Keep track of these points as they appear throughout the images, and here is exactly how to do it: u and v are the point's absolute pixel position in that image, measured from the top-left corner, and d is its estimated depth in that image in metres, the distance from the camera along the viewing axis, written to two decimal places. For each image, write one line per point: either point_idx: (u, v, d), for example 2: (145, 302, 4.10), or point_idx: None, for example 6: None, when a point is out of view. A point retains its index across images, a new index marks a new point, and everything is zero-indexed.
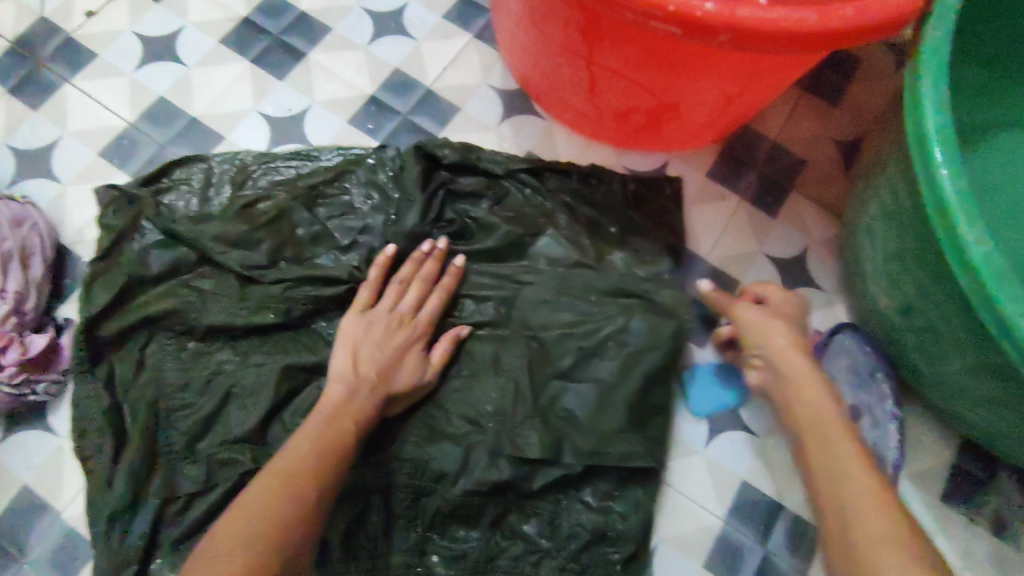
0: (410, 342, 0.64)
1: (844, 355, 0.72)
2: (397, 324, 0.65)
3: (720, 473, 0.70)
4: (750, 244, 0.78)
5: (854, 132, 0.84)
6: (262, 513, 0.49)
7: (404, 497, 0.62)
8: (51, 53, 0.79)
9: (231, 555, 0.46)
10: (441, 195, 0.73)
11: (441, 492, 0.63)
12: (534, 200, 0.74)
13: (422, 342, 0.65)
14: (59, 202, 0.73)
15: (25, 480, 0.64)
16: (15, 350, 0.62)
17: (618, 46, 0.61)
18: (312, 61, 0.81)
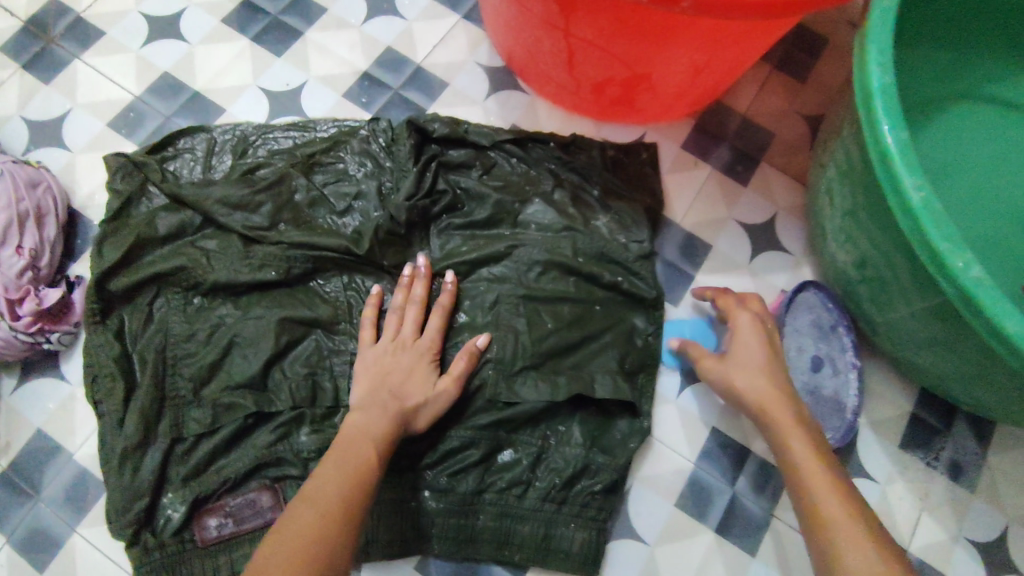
0: (418, 361, 0.67)
1: (808, 311, 0.76)
2: (398, 348, 0.68)
3: (691, 420, 0.75)
4: (722, 210, 0.83)
5: (820, 107, 0.89)
6: (318, 514, 0.53)
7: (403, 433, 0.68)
8: (61, 31, 0.83)
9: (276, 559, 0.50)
10: (433, 166, 0.78)
11: (443, 435, 0.68)
12: (521, 168, 0.81)
13: (431, 358, 0.68)
14: (70, 169, 0.77)
15: (40, 424, 0.68)
16: (31, 302, 0.66)
17: (591, 17, 0.66)
18: (309, 40, 0.86)
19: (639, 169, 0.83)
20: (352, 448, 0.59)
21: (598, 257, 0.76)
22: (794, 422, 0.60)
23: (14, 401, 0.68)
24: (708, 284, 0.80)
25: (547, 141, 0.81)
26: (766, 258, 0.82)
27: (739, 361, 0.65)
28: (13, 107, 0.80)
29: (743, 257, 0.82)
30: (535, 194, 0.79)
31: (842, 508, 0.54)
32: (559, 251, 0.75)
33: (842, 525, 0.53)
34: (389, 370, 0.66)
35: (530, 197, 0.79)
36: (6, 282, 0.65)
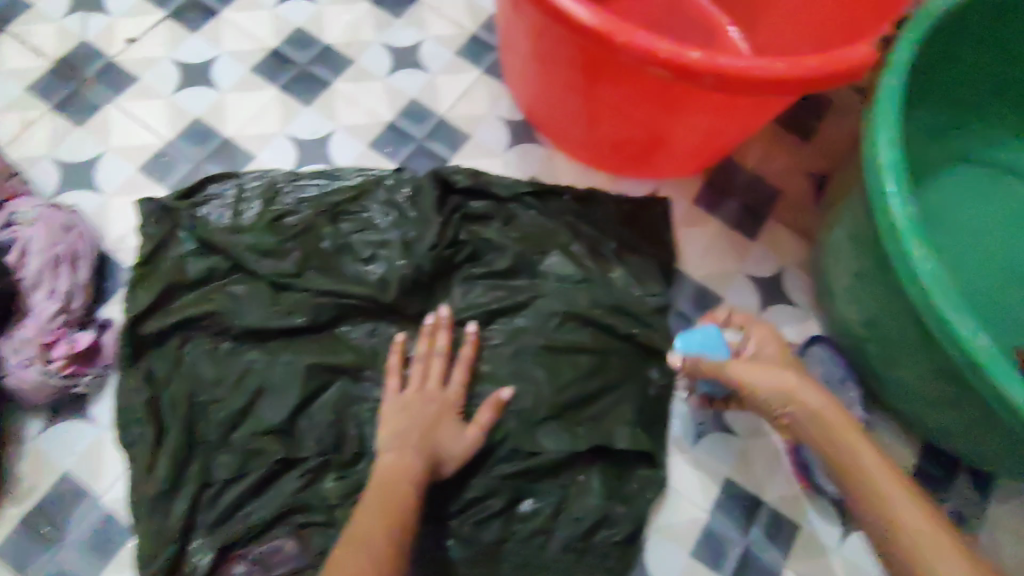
0: (444, 411, 0.69)
1: (818, 365, 0.80)
2: (426, 399, 0.69)
3: (705, 468, 0.77)
4: (732, 264, 0.87)
5: (825, 165, 0.93)
6: (373, 550, 0.56)
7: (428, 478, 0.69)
8: (94, 75, 0.85)
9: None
10: (456, 217, 0.80)
11: (466, 483, 0.70)
12: (541, 221, 0.82)
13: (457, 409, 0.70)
14: (102, 212, 0.79)
15: (66, 467, 0.68)
16: (65, 346, 0.67)
17: (615, 86, 0.69)
18: (336, 90, 0.88)
19: (652, 222, 0.85)
20: (390, 486, 0.61)
21: (615, 309, 0.78)
22: (850, 429, 0.62)
23: (41, 444, 0.69)
24: None
25: (563, 194, 0.83)
26: (775, 311, 0.85)
27: (771, 382, 0.66)
28: (45, 148, 0.81)
29: (753, 310, 0.85)
30: (554, 245, 0.81)
31: (915, 512, 0.57)
32: (577, 303, 0.77)
33: (923, 530, 0.55)
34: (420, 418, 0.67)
35: (549, 249, 0.81)
36: (39, 327, 0.66)
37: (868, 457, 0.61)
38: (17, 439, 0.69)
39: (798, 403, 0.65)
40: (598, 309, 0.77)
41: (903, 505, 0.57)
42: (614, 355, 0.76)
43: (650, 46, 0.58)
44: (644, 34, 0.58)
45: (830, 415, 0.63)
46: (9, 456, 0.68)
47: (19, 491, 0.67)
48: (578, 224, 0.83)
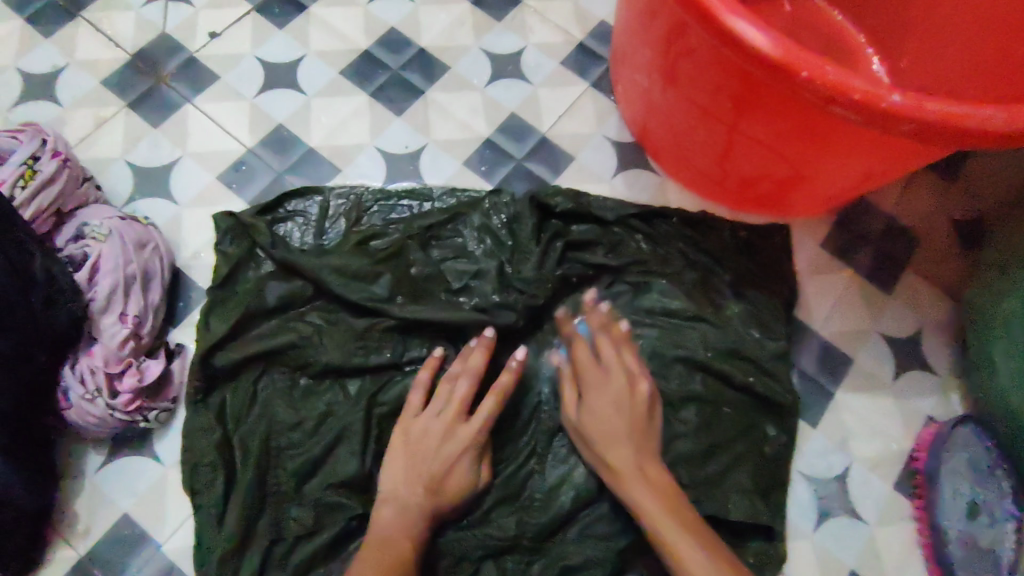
0: (466, 450, 0.60)
1: (963, 448, 0.68)
2: (424, 432, 0.61)
3: (831, 561, 0.67)
4: (865, 320, 0.76)
5: (971, 211, 0.81)
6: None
7: (533, 536, 0.62)
8: (172, 71, 0.79)
9: None
10: (559, 245, 0.71)
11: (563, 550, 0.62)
12: (648, 249, 0.73)
13: (473, 452, 0.61)
14: (176, 224, 0.72)
15: (126, 508, 0.62)
16: (132, 377, 0.61)
17: (770, 118, 0.60)
18: (430, 99, 0.80)
19: (775, 253, 0.74)
20: (387, 543, 0.56)
21: (730, 355, 0.69)
22: (648, 487, 0.58)
23: (101, 480, 0.63)
24: (847, 403, 0.73)
25: (672, 216, 0.74)
26: (910, 379, 0.74)
27: (599, 417, 0.61)
28: (118, 150, 0.75)
29: (887, 376, 0.74)
30: (665, 274, 0.72)
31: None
32: (686, 345, 0.69)
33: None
34: (450, 476, 0.60)
35: (652, 281, 0.72)
36: (107, 354, 0.60)
37: (672, 527, 0.55)
38: (76, 474, 0.63)
39: (604, 454, 0.60)
40: (710, 354, 0.69)
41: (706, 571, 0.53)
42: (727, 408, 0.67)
43: (841, 83, 0.49)
44: (835, 68, 0.50)
45: (619, 456, 0.59)
46: (67, 492, 0.63)
47: (75, 531, 0.62)
48: (690, 251, 0.73)
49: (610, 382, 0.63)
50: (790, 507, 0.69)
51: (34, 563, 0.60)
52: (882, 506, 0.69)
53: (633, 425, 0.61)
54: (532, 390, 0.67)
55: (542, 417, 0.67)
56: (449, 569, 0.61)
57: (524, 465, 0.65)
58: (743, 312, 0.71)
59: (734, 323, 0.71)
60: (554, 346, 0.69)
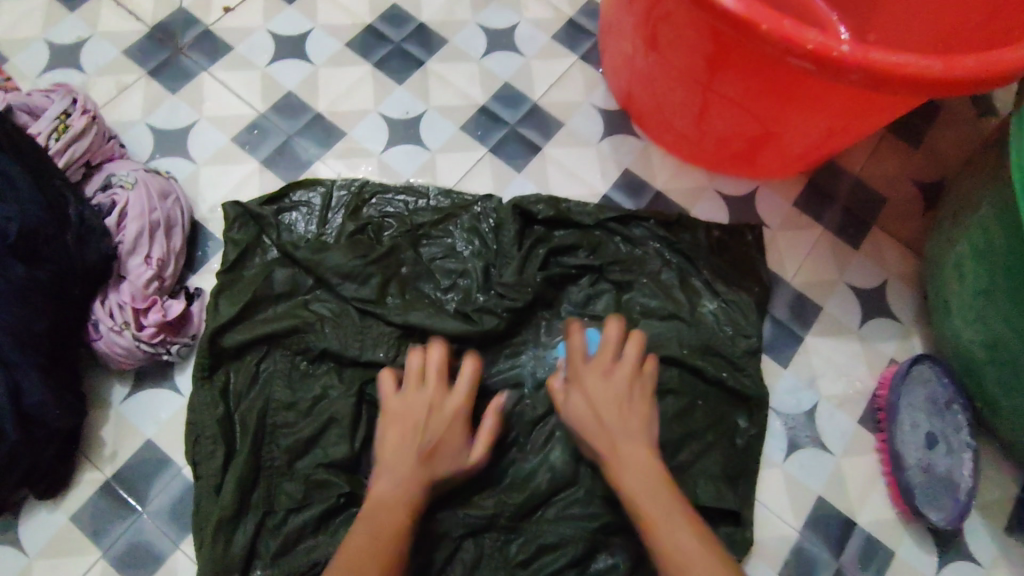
0: (447, 421, 0.61)
1: (923, 384, 0.75)
2: (410, 400, 0.62)
3: (799, 487, 0.73)
4: (833, 273, 0.82)
5: (933, 174, 0.87)
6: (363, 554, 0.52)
7: (510, 516, 0.66)
8: (189, 42, 0.85)
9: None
10: (539, 251, 0.76)
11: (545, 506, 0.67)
12: (624, 249, 0.77)
13: (462, 419, 0.62)
14: (194, 180, 0.78)
15: (149, 435, 0.68)
16: (157, 313, 0.66)
17: (739, 76, 0.66)
18: (430, 69, 0.86)
19: (742, 250, 0.80)
20: (383, 504, 0.56)
21: (703, 350, 0.73)
22: (635, 473, 0.57)
23: (126, 410, 0.68)
24: (816, 347, 0.78)
25: (647, 219, 0.78)
26: (875, 325, 0.80)
27: (589, 394, 0.62)
28: (139, 113, 0.81)
29: (853, 323, 0.80)
30: (641, 275, 0.77)
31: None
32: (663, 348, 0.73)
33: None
34: (440, 447, 0.60)
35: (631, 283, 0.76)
36: (133, 291, 0.66)
37: (653, 502, 0.55)
38: (102, 404, 0.68)
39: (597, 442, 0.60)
40: (684, 350, 0.73)
41: (684, 546, 0.52)
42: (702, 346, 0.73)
43: (796, 35, 0.55)
44: (791, 23, 0.56)
45: (605, 446, 0.59)
46: (94, 420, 0.68)
47: (102, 455, 0.67)
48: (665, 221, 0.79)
49: (596, 376, 0.62)
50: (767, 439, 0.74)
51: (64, 483, 0.65)
52: (847, 439, 0.75)
53: (622, 412, 0.60)
54: (513, 385, 0.71)
55: (524, 409, 0.71)
56: (433, 546, 0.64)
57: (506, 453, 0.69)
58: (712, 305, 0.76)
59: (703, 292, 0.77)
60: (538, 351, 0.73)
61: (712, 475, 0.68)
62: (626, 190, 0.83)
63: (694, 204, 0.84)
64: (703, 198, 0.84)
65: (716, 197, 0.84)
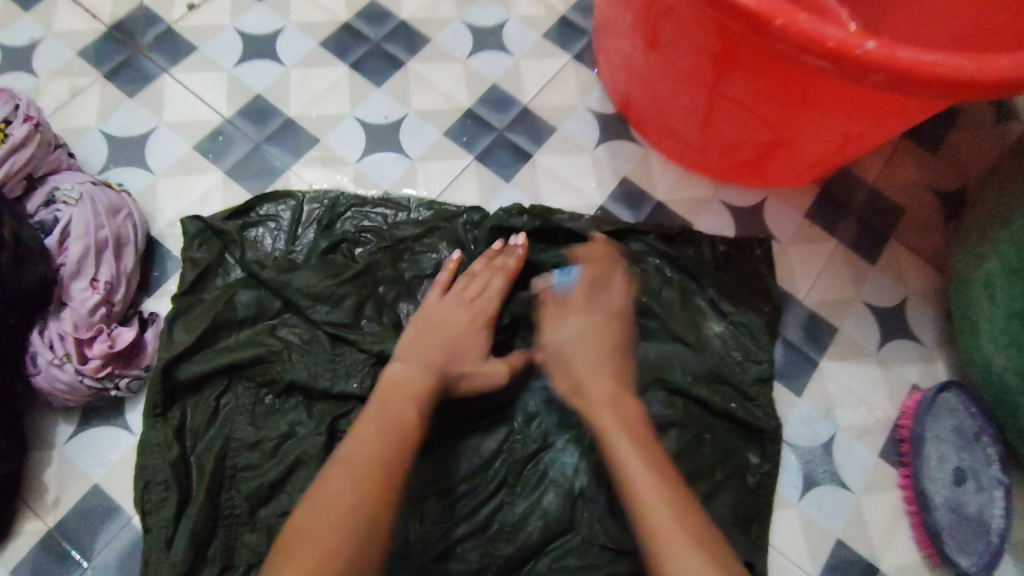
0: (474, 320, 0.64)
1: (949, 415, 0.68)
2: (456, 300, 0.65)
3: (815, 529, 0.67)
4: (849, 290, 0.76)
5: (953, 182, 0.81)
6: (368, 449, 0.51)
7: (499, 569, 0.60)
8: (150, 41, 0.78)
9: (335, 487, 0.49)
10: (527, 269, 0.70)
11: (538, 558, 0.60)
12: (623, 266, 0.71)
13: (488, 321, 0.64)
14: (152, 193, 0.71)
15: (97, 479, 0.61)
16: (103, 342, 0.60)
17: (748, 77, 0.60)
18: (411, 70, 0.80)
19: (751, 266, 0.73)
20: (393, 404, 0.55)
21: (711, 379, 0.67)
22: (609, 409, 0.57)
23: (71, 450, 0.62)
24: (831, 372, 0.72)
25: (648, 232, 0.72)
26: (895, 348, 0.74)
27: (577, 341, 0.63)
28: (93, 120, 0.74)
29: (871, 345, 0.74)
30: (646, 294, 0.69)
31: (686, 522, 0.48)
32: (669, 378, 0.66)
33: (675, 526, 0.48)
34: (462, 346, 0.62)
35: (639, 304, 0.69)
36: (76, 319, 0.59)
37: (632, 455, 0.52)
38: (46, 444, 0.62)
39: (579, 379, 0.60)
40: (690, 379, 0.66)
41: (645, 476, 0.51)
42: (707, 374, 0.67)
43: (814, 32, 0.49)
44: (809, 17, 0.49)
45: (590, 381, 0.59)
46: (36, 462, 0.61)
47: (44, 503, 0.60)
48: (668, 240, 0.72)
49: (580, 320, 0.64)
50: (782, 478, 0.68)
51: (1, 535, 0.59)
52: (867, 475, 0.69)
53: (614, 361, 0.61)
54: (501, 420, 0.65)
55: (513, 446, 0.64)
56: None
57: (495, 495, 0.62)
58: (719, 327, 0.69)
59: (709, 315, 0.70)
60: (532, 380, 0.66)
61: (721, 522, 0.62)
62: (624, 201, 0.77)
63: (697, 216, 0.77)
64: (707, 210, 0.77)
65: (721, 208, 0.78)
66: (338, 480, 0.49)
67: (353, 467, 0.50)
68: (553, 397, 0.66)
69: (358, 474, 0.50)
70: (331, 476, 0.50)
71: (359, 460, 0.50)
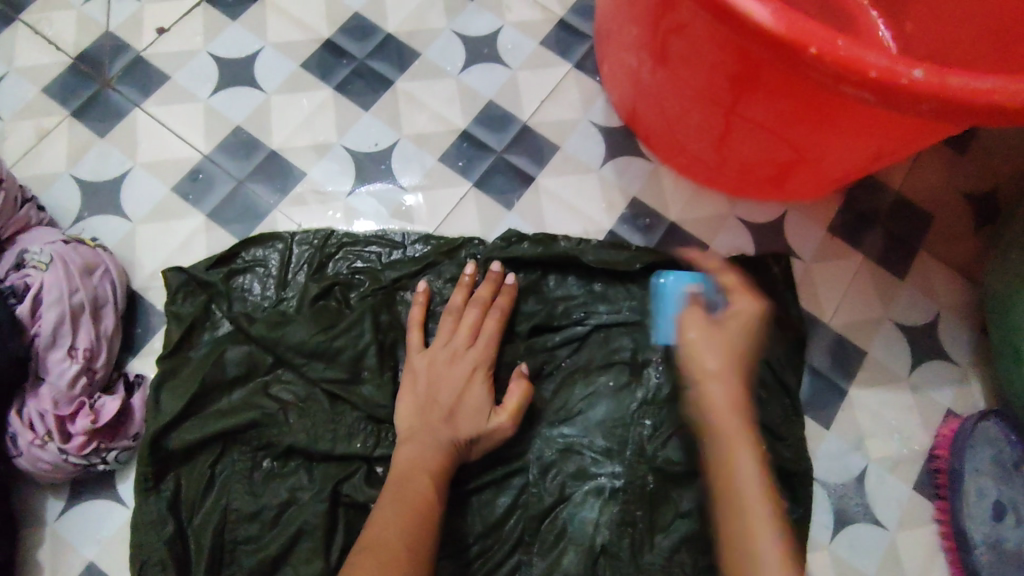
0: (473, 369, 0.60)
1: (988, 446, 0.65)
2: (449, 359, 0.60)
3: (849, 571, 0.63)
4: (877, 309, 0.71)
5: (984, 184, 0.75)
6: (400, 522, 0.50)
7: None
8: (119, 73, 0.72)
9: (372, 560, 0.48)
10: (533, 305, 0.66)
11: None
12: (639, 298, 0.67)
13: (483, 370, 0.60)
14: (131, 242, 0.67)
15: (91, 556, 0.58)
16: (85, 418, 0.56)
17: (771, 99, 0.54)
18: (400, 90, 0.74)
19: (770, 286, 0.68)
20: (406, 481, 0.54)
21: None
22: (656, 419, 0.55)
23: (62, 527, 0.59)
24: (860, 401, 0.68)
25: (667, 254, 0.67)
26: (927, 370, 0.70)
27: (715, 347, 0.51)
28: (63, 164, 0.69)
29: (902, 368, 0.69)
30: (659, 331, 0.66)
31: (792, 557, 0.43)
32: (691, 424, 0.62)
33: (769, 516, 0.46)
34: (462, 403, 0.59)
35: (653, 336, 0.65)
36: (56, 394, 0.56)
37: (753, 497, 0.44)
38: (36, 522, 0.59)
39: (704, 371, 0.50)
40: None
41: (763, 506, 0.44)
42: None
43: (853, 61, 0.43)
44: (848, 43, 0.44)
45: (728, 389, 0.49)
46: (27, 542, 0.58)
47: None
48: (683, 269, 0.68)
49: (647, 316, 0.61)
50: (815, 518, 0.65)
51: None
52: (900, 509, 0.65)
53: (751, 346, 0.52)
54: (514, 473, 0.62)
55: (528, 501, 0.61)
56: None
57: (512, 554, 0.60)
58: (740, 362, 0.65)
59: None
60: (545, 429, 0.63)
61: None
62: (635, 223, 0.72)
63: (713, 236, 0.72)
64: (724, 228, 0.72)
65: (738, 226, 0.73)
66: (379, 551, 0.48)
67: (387, 539, 0.49)
68: (570, 445, 0.62)
69: (402, 545, 0.49)
70: (364, 551, 0.49)
71: (389, 531, 0.50)
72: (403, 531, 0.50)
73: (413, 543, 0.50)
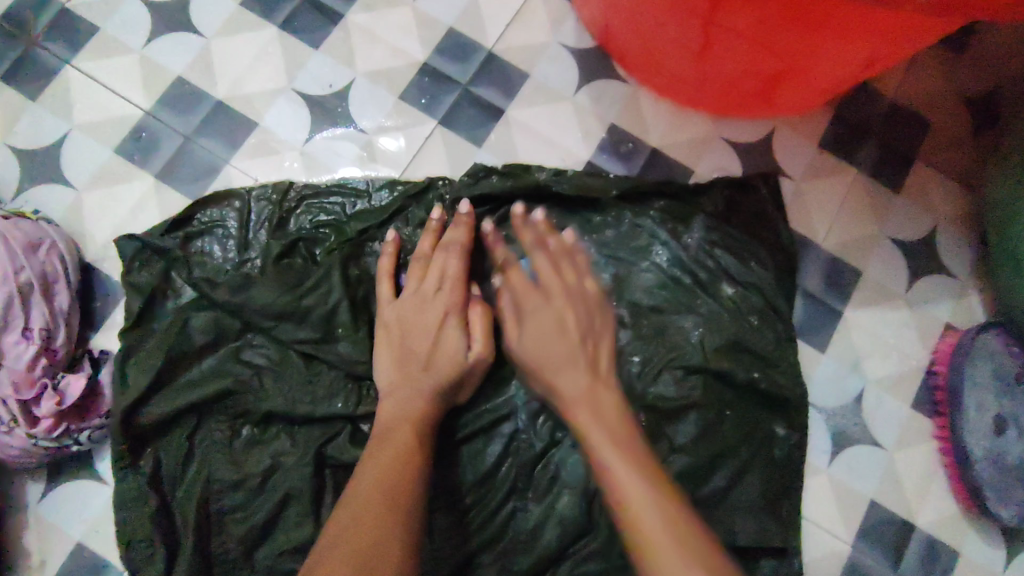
0: (447, 316, 0.57)
1: (988, 359, 0.62)
2: (420, 307, 0.57)
3: (848, 493, 0.63)
4: (872, 225, 0.68)
5: (984, 85, 0.70)
6: (385, 472, 0.48)
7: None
8: (43, 27, 0.66)
9: (356, 510, 0.45)
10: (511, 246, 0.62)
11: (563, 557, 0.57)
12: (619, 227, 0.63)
13: (458, 316, 0.58)
14: (79, 212, 0.63)
15: (77, 536, 0.57)
16: (50, 400, 0.54)
17: (752, 6, 0.49)
18: (351, 24, 0.68)
19: (758, 208, 0.65)
20: (390, 431, 0.51)
21: (729, 349, 0.60)
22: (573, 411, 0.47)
23: (44, 510, 0.58)
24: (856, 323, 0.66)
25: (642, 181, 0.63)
26: (924, 286, 0.67)
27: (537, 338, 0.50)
28: None
29: (899, 285, 0.67)
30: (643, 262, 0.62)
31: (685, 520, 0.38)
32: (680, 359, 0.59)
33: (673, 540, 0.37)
34: (438, 353, 0.56)
35: (639, 268, 0.62)
36: (15, 378, 0.53)
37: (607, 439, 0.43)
38: (17, 506, 0.58)
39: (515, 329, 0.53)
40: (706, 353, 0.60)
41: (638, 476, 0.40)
42: (721, 342, 0.60)
43: None
44: None
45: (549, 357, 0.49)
46: (11, 527, 0.57)
47: (28, 568, 0.57)
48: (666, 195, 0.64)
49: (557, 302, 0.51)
50: (812, 442, 0.64)
51: None
52: (898, 427, 0.64)
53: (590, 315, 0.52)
54: (503, 419, 0.60)
55: (519, 447, 0.59)
56: None
57: (506, 501, 0.59)
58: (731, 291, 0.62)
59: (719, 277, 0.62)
60: None
61: (749, 505, 0.58)
62: (613, 152, 0.67)
63: (698, 159, 0.68)
64: (708, 150, 0.68)
65: (723, 147, 0.68)
66: (362, 499, 0.46)
67: (371, 487, 0.47)
68: None
69: (386, 491, 0.46)
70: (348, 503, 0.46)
71: (372, 481, 0.47)
72: (386, 480, 0.47)
73: (399, 487, 0.47)
